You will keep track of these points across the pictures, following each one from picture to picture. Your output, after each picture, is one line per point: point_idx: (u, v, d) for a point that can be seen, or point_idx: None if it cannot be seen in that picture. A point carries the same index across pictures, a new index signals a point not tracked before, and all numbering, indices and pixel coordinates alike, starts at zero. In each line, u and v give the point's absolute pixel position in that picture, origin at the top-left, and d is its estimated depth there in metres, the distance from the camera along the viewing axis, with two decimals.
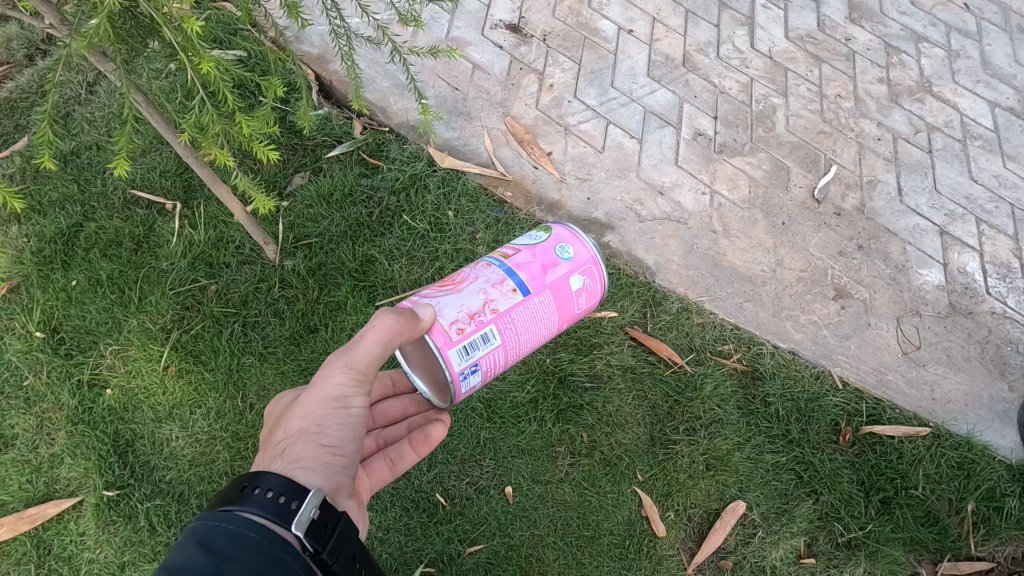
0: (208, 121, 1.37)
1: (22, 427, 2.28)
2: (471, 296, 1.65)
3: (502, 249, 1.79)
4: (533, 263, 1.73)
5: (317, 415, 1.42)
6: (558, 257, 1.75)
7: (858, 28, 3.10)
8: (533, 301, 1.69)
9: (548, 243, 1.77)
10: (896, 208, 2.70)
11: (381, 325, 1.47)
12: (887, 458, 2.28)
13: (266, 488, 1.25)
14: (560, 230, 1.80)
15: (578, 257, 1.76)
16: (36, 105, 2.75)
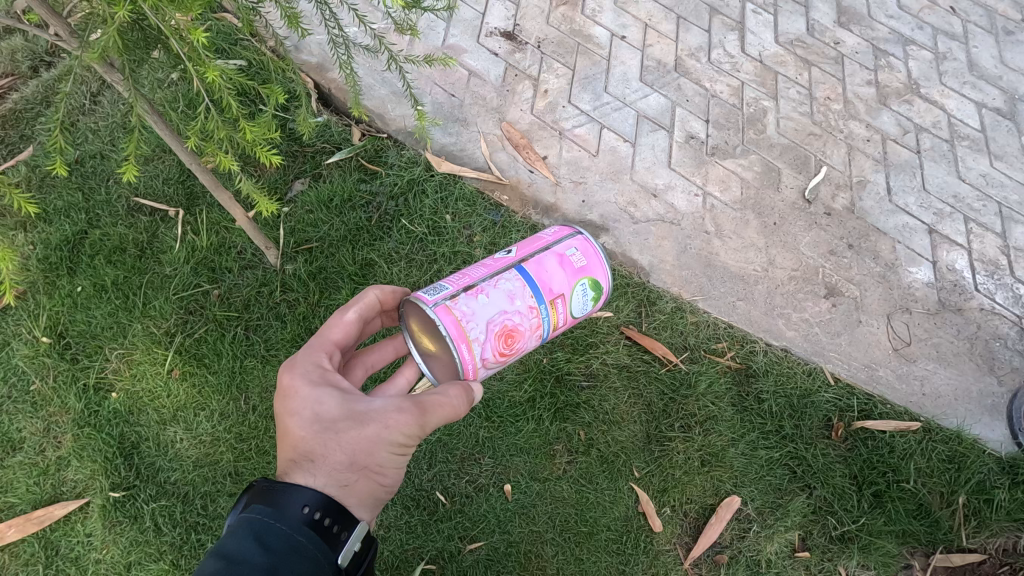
0: (214, 127, 1.43)
1: (30, 431, 2.32)
2: (508, 364, 1.70)
3: (560, 316, 1.70)
4: (561, 334, 1.80)
5: (383, 459, 1.48)
6: (576, 326, 1.85)
7: (846, 32, 3.16)
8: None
9: (583, 319, 1.81)
10: (885, 207, 2.76)
11: (452, 408, 1.49)
12: (879, 453, 2.32)
13: (307, 504, 1.39)
14: (599, 309, 1.82)
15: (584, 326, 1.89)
16: (41, 115, 2.80)
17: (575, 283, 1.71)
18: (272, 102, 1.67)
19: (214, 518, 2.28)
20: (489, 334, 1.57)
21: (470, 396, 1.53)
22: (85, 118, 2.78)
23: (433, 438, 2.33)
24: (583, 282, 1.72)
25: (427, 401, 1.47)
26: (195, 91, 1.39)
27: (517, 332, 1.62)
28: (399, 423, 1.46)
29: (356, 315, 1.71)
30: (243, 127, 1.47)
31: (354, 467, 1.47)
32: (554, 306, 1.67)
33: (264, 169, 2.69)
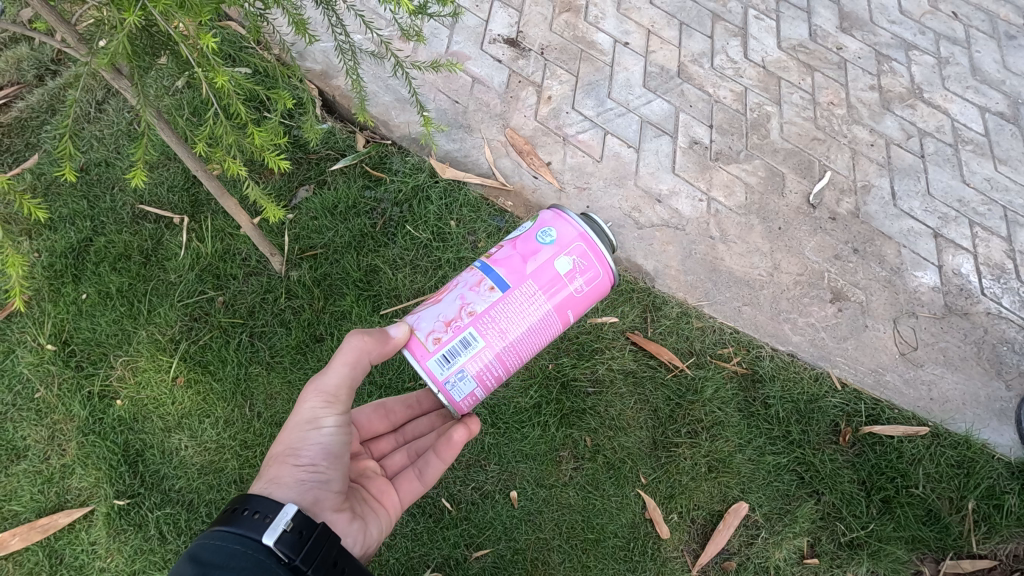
0: (223, 133, 1.41)
1: (34, 438, 2.31)
2: (448, 304, 1.65)
3: (489, 249, 1.74)
4: (510, 253, 1.66)
5: (295, 437, 1.59)
6: (539, 243, 1.65)
7: (849, 37, 3.17)
8: (512, 296, 1.62)
9: (531, 231, 1.68)
10: (890, 211, 2.75)
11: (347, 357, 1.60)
12: (887, 458, 2.30)
13: (257, 510, 1.36)
14: (546, 214, 1.69)
15: (560, 241, 1.64)
16: (47, 124, 2.81)
17: (512, 234, 1.74)
18: (279, 108, 1.66)
19: None
20: (425, 305, 1.70)
21: (371, 337, 1.60)
22: (90, 127, 2.79)
23: None
24: (519, 227, 1.74)
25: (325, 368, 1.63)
26: (204, 95, 1.36)
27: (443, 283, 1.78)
28: (305, 397, 1.62)
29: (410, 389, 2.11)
30: (253, 134, 1.44)
31: (277, 456, 1.57)
32: (487, 256, 1.71)
33: (268, 176, 2.69)
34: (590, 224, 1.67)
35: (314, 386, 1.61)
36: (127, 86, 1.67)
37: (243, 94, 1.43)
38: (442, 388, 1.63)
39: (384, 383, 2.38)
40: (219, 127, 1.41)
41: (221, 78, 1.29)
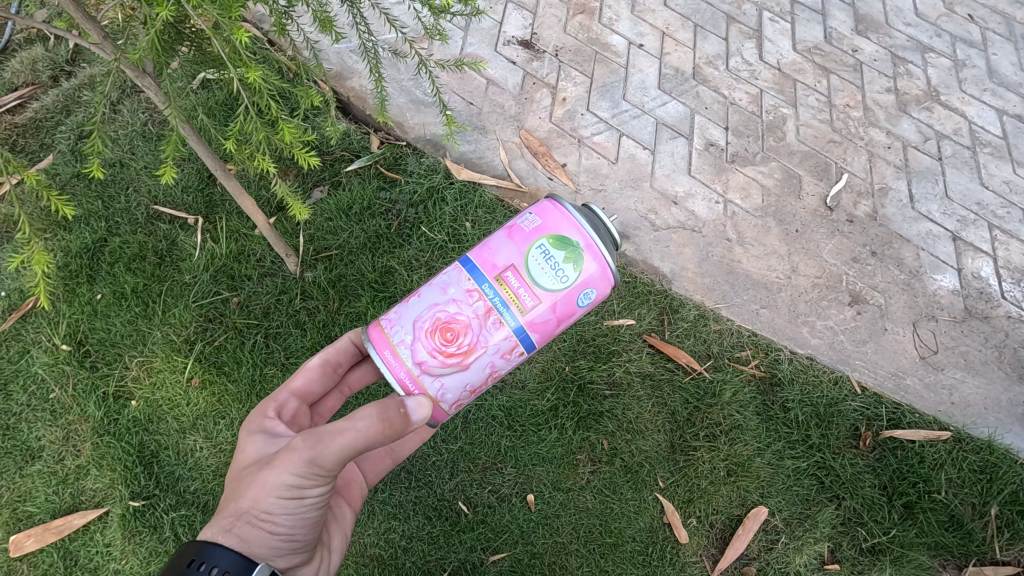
0: (253, 129, 1.40)
1: (49, 439, 2.30)
2: (475, 373, 1.48)
3: (515, 296, 1.46)
4: (549, 319, 1.48)
5: (269, 503, 1.44)
6: (578, 306, 1.51)
7: (864, 39, 3.15)
8: (537, 356, 1.57)
9: (574, 291, 1.47)
10: (908, 214, 2.73)
11: (360, 436, 1.41)
12: (908, 463, 2.28)
13: (215, 566, 1.37)
14: (592, 272, 1.47)
15: (598, 304, 1.53)
16: (61, 124, 2.81)
17: (528, 248, 1.47)
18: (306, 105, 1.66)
19: None
20: (417, 333, 1.48)
21: (389, 415, 1.42)
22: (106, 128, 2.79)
23: (455, 446, 2.31)
24: (540, 242, 1.47)
25: (322, 433, 1.43)
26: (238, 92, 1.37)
27: (451, 325, 1.45)
28: (289, 461, 1.44)
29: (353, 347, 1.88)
30: (283, 129, 1.43)
31: (247, 516, 1.45)
32: (499, 280, 1.48)
33: (282, 177, 2.68)
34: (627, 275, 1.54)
35: (303, 458, 1.43)
36: (151, 84, 1.67)
37: (274, 91, 1.43)
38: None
39: None
40: (250, 123, 1.40)
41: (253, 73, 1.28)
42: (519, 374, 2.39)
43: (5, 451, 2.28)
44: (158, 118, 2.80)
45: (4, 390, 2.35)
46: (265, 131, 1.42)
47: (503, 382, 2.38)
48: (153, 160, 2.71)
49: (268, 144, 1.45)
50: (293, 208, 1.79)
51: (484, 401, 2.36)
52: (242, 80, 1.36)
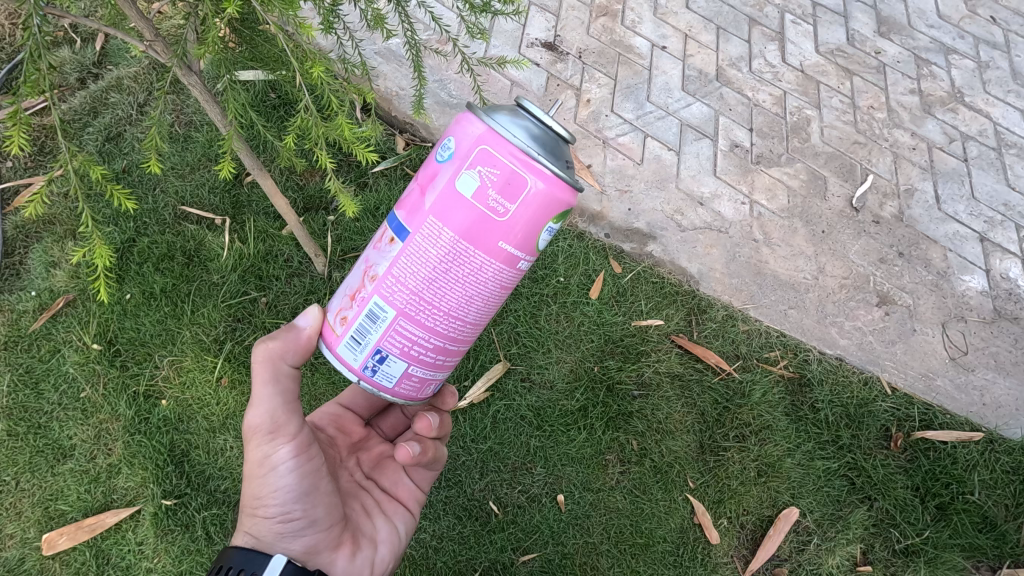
0: (312, 124, 1.48)
1: (80, 438, 2.31)
2: (353, 274, 1.38)
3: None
4: (413, 189, 1.30)
5: (254, 487, 1.48)
6: (439, 162, 1.27)
7: (887, 41, 3.15)
8: (416, 246, 1.27)
9: (438, 149, 1.30)
10: (935, 215, 2.73)
11: (272, 376, 1.47)
12: (941, 464, 2.27)
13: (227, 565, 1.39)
14: (453, 121, 1.30)
15: (462, 152, 1.23)
16: (88, 126, 2.81)
17: None
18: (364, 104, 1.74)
19: None
20: None
21: (295, 345, 1.46)
22: (133, 130, 2.81)
23: (484, 446, 2.30)
24: None
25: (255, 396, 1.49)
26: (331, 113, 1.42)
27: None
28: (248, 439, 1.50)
29: None
30: (342, 125, 1.50)
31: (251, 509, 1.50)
32: None
33: (309, 178, 2.68)
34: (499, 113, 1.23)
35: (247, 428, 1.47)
36: (196, 82, 1.70)
37: (331, 84, 1.45)
38: (359, 375, 1.36)
39: None
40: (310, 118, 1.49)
41: (315, 69, 1.37)
42: (548, 374, 2.39)
43: (37, 449, 2.29)
44: (184, 119, 2.77)
45: (35, 389, 2.35)
46: (324, 127, 1.49)
47: (532, 383, 2.38)
48: (180, 160, 2.70)
49: (327, 140, 1.52)
50: (345, 206, 1.82)
51: (512, 401, 2.35)
52: (305, 78, 1.45)
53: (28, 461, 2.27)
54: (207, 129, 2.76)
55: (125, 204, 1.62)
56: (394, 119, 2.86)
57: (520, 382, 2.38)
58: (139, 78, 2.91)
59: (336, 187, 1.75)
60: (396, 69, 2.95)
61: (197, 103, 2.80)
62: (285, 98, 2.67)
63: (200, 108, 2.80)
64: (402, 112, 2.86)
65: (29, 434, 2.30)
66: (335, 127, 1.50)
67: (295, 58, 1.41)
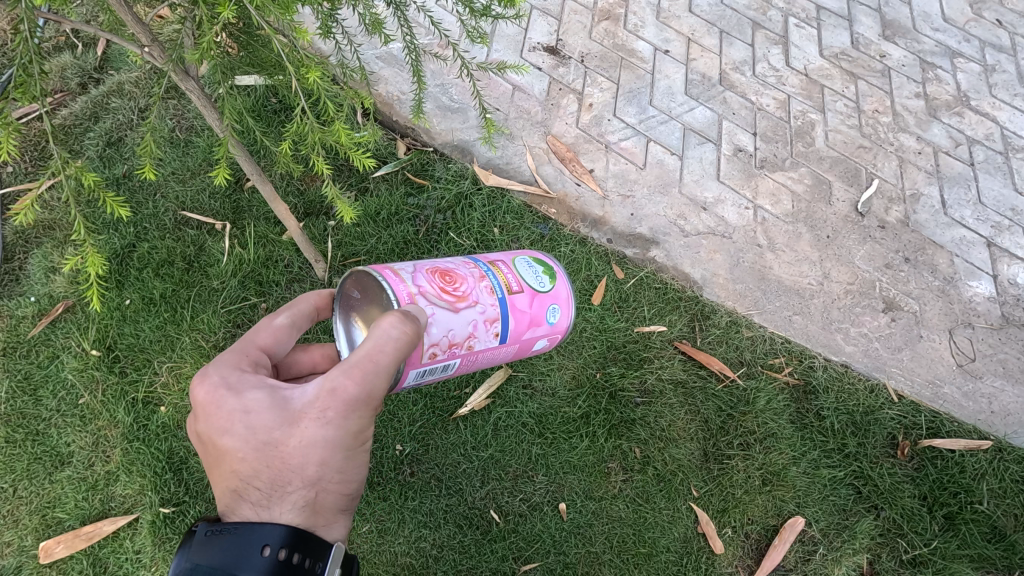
0: (309, 129, 1.46)
1: (79, 445, 2.29)
2: (461, 321, 1.54)
3: (509, 279, 1.69)
4: (525, 309, 1.69)
5: (339, 459, 1.29)
6: (546, 317, 1.75)
7: (892, 45, 3.13)
8: (501, 349, 1.68)
9: (548, 297, 1.75)
10: (941, 220, 2.70)
11: (401, 346, 1.29)
12: (949, 473, 2.24)
13: (269, 545, 1.14)
14: (560, 289, 1.80)
15: (560, 319, 1.79)
16: (88, 131, 2.80)
17: (516, 258, 1.78)
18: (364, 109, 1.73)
19: None
20: (420, 268, 1.57)
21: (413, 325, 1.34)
22: (134, 135, 2.80)
23: (486, 454, 2.28)
24: (524, 258, 1.79)
25: (363, 361, 1.26)
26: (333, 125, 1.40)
27: (457, 277, 1.60)
28: (338, 402, 1.25)
29: (290, 319, 1.54)
30: (339, 131, 1.48)
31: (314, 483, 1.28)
32: (494, 267, 1.70)
33: (309, 183, 2.67)
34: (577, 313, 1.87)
35: (350, 398, 1.26)
36: (194, 87, 1.68)
37: (330, 88, 1.44)
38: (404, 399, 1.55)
39: (429, 392, 2.32)
40: (306, 124, 1.47)
41: (312, 74, 1.34)
42: (549, 381, 2.37)
43: (35, 456, 2.27)
44: (185, 124, 2.77)
45: (33, 395, 2.34)
46: (321, 132, 1.47)
47: (533, 390, 2.36)
48: (180, 165, 2.69)
49: (324, 145, 1.51)
50: (343, 212, 1.80)
51: (514, 408, 2.33)
52: (301, 83, 1.43)
53: (26, 468, 2.26)
54: (208, 133, 2.75)
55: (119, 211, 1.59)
56: (395, 124, 2.84)
57: (522, 389, 2.36)
58: (140, 83, 2.91)
59: (334, 193, 1.73)
60: (397, 73, 2.93)
61: (198, 108, 2.80)
62: (285, 103, 2.66)
63: (200, 113, 2.79)
64: (403, 116, 2.84)
65: (27, 440, 2.28)
66: (333, 133, 1.49)
67: (292, 62, 1.40)
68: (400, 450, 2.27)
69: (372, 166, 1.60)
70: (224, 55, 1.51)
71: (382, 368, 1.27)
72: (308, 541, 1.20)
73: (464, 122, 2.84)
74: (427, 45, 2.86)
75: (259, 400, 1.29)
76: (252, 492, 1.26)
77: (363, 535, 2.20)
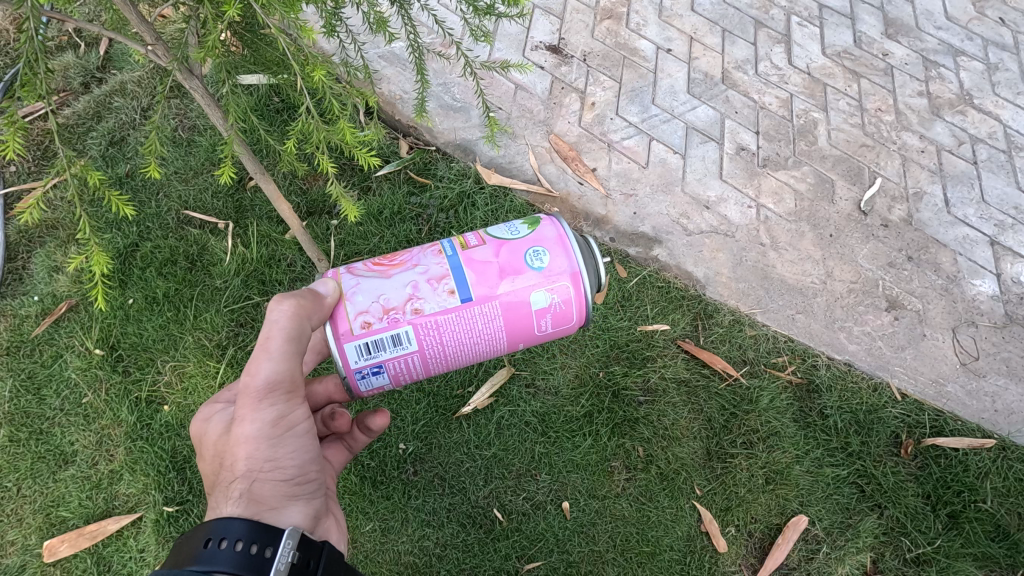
0: (313, 128, 1.46)
1: (82, 444, 2.29)
2: (398, 284, 1.55)
3: (467, 240, 1.64)
4: (490, 262, 1.58)
5: (266, 446, 1.38)
6: (526, 265, 1.58)
7: (895, 43, 3.13)
8: (469, 311, 1.55)
9: (523, 243, 1.61)
10: (944, 219, 2.69)
11: (286, 331, 1.39)
12: (952, 471, 2.24)
13: (227, 538, 1.17)
14: (544, 232, 1.63)
15: (548, 264, 1.59)
16: (91, 131, 2.80)
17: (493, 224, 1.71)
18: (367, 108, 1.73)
19: None
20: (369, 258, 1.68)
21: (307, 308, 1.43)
22: (137, 135, 2.81)
23: (489, 453, 2.28)
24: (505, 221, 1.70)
25: (257, 353, 1.39)
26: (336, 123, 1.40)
27: (403, 253, 1.64)
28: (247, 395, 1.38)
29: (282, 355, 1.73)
30: (343, 130, 1.48)
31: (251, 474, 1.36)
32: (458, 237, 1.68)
33: (312, 182, 2.68)
34: (583, 262, 1.62)
35: (256, 386, 1.37)
36: (198, 85, 1.68)
37: (336, 87, 1.44)
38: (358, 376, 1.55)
39: (433, 391, 2.33)
40: (311, 123, 1.48)
41: (316, 72, 1.35)
42: (552, 379, 2.37)
43: (39, 455, 2.27)
44: (188, 124, 2.78)
45: (37, 394, 2.34)
46: (325, 131, 1.48)
47: (536, 389, 2.36)
48: (183, 165, 2.70)
49: (328, 144, 1.51)
50: (346, 211, 1.80)
51: (517, 407, 2.34)
52: (306, 82, 1.44)
53: (30, 467, 2.26)
54: (211, 133, 2.76)
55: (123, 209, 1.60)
56: (398, 123, 2.84)
57: (524, 387, 2.36)
58: (143, 83, 2.91)
59: (337, 192, 1.73)
60: (400, 72, 2.94)
61: (200, 107, 2.80)
62: (288, 102, 2.66)
63: (203, 113, 2.80)
64: (405, 115, 2.84)
65: (31, 439, 2.28)
66: (337, 132, 1.49)
67: (296, 62, 1.40)
68: (403, 449, 2.28)
69: (377, 164, 1.61)
70: (228, 54, 1.51)
71: (271, 354, 1.38)
72: (262, 527, 1.22)
73: (467, 121, 2.85)
74: (429, 44, 2.86)
75: (218, 417, 1.50)
76: (211, 496, 1.41)
77: (366, 533, 2.20)
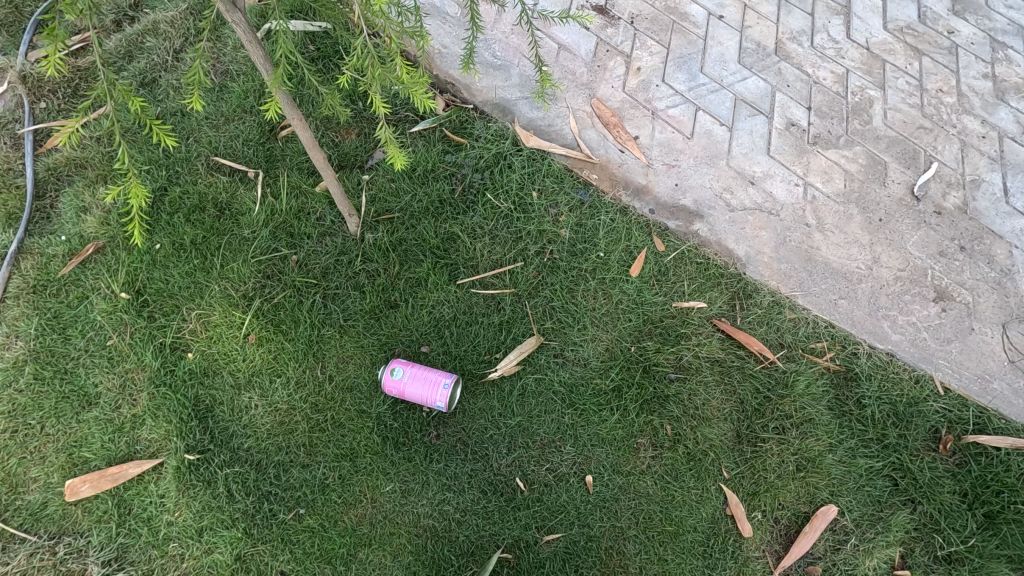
0: (369, 64, 1.43)
1: (106, 386, 2.26)
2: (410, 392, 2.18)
3: (395, 393, 2.19)
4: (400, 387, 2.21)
5: None
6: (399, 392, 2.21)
7: (961, 21, 2.96)
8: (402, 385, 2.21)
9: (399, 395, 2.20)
10: (1002, 209, 2.57)
11: None
12: (993, 471, 2.15)
13: None
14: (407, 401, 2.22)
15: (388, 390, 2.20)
16: (123, 70, 2.74)
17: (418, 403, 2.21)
18: (421, 49, 1.68)
19: (287, 488, 2.18)
20: (407, 391, 2.17)
21: None
22: (168, 76, 2.73)
23: (513, 422, 2.25)
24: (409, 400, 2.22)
25: None
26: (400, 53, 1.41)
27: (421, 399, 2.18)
28: None
29: None
30: (399, 67, 1.46)
31: None
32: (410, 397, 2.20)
33: (344, 137, 2.62)
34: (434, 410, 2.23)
35: None
36: (241, 20, 1.59)
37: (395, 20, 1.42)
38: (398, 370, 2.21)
39: (459, 354, 2.32)
40: (366, 58, 1.43)
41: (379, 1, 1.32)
42: (581, 351, 2.32)
43: (63, 395, 2.25)
44: (221, 69, 2.72)
45: (63, 334, 2.31)
46: (382, 68, 1.45)
47: (565, 359, 2.32)
48: (215, 110, 2.64)
49: (382, 83, 1.48)
50: (393, 158, 1.74)
51: (544, 375, 2.30)
52: (364, 13, 1.42)
53: (54, 406, 2.23)
54: (243, 78, 2.69)
55: (165, 141, 1.52)
56: (435, 78, 2.75)
57: (553, 357, 2.32)
58: (176, 23, 2.82)
59: (386, 137, 1.66)
60: (441, 25, 2.85)
61: (234, 52, 2.73)
62: (324, 51, 2.59)
63: (237, 58, 2.73)
64: (443, 71, 2.76)
65: (56, 378, 2.26)
66: (392, 70, 1.47)
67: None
68: (427, 412, 2.27)
69: (430, 108, 1.62)
70: None
71: None
72: None
73: (506, 80, 2.75)
74: None
75: None
76: None
77: (386, 494, 2.17)
